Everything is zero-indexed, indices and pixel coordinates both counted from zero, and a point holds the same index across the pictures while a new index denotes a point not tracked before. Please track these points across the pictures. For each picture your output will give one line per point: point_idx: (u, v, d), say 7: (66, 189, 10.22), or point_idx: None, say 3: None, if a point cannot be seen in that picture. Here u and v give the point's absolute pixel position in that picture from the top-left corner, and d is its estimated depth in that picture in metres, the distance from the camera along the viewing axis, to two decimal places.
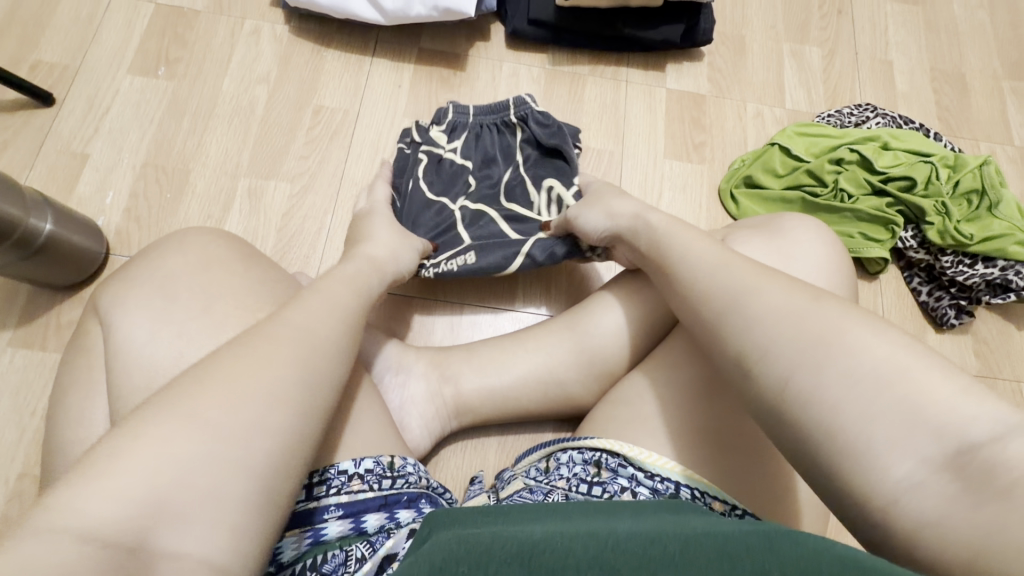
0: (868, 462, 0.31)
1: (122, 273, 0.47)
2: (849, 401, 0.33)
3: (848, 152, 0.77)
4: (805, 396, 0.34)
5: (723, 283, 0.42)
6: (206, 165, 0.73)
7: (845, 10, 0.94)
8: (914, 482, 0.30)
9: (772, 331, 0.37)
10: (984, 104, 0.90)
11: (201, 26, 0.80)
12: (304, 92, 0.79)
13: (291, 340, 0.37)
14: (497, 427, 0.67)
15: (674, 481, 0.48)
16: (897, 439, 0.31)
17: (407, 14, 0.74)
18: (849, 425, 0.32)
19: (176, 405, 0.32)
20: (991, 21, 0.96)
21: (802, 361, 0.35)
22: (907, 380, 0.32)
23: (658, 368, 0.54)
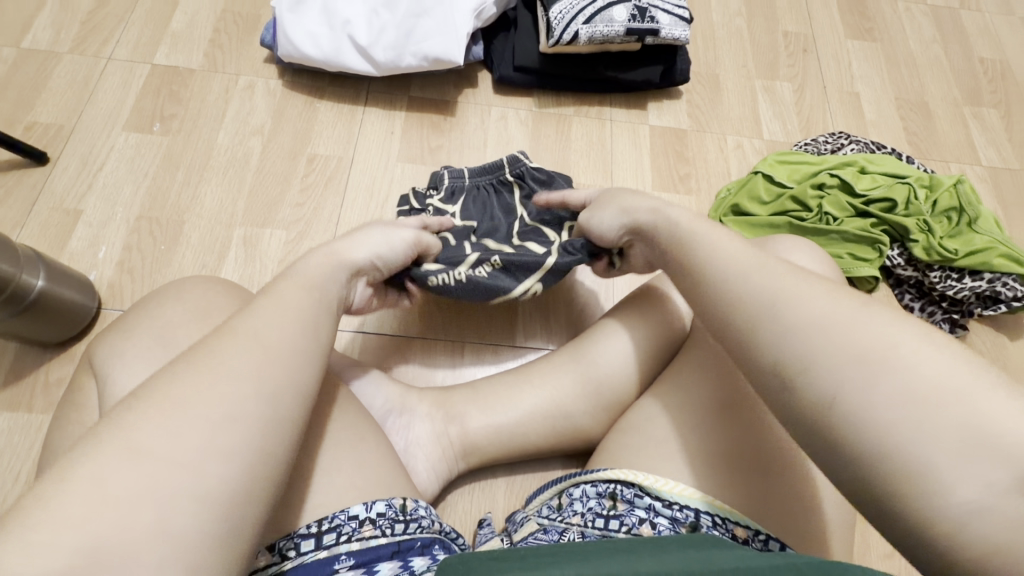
0: (929, 482, 0.30)
1: (119, 323, 0.46)
2: (902, 422, 0.31)
3: (830, 177, 0.80)
4: (856, 415, 0.32)
5: (751, 284, 0.39)
6: (201, 216, 0.74)
7: (810, 49, 1.00)
8: (980, 507, 0.29)
9: (815, 344, 0.35)
10: (949, 128, 0.95)
11: (196, 83, 0.82)
12: (299, 142, 0.80)
13: (232, 358, 0.34)
14: (505, 467, 0.64)
15: (693, 508, 0.46)
16: (961, 462, 0.30)
17: (399, 64, 0.76)
18: (910, 447, 0.31)
19: (111, 442, 0.30)
20: (945, 54, 1.03)
21: (853, 378, 0.33)
22: (964, 397, 0.31)
23: (668, 392, 0.53)
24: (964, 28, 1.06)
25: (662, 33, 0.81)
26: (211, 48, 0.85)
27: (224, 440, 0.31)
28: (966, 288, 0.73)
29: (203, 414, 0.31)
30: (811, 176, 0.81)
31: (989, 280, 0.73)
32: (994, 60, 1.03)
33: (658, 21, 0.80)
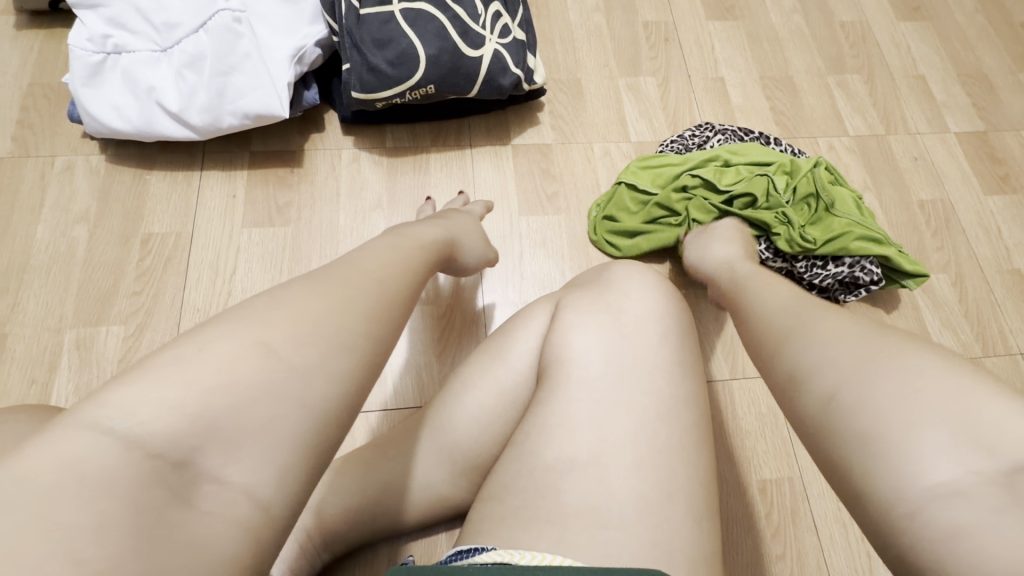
0: (885, 424, 0.32)
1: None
2: (879, 403, 0.33)
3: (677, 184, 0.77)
4: (875, 433, 0.32)
5: (808, 333, 0.39)
6: (24, 325, 0.67)
7: (672, 38, 0.97)
8: (955, 491, 0.29)
9: (847, 364, 0.35)
10: (815, 102, 0.94)
11: (5, 173, 0.75)
12: (130, 222, 0.74)
13: (363, 286, 0.38)
14: (384, 544, 0.62)
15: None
16: (938, 438, 0.31)
17: (219, 126, 0.70)
18: (888, 424, 0.32)
19: (241, 324, 0.32)
20: (806, 22, 1.02)
21: (890, 396, 0.33)
22: (959, 395, 0.31)
23: (517, 454, 0.53)
24: None
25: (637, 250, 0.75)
26: (21, 129, 0.77)
27: (253, 425, 0.29)
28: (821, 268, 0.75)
29: (326, 333, 0.33)
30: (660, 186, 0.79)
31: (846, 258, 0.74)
32: (855, 23, 1.03)
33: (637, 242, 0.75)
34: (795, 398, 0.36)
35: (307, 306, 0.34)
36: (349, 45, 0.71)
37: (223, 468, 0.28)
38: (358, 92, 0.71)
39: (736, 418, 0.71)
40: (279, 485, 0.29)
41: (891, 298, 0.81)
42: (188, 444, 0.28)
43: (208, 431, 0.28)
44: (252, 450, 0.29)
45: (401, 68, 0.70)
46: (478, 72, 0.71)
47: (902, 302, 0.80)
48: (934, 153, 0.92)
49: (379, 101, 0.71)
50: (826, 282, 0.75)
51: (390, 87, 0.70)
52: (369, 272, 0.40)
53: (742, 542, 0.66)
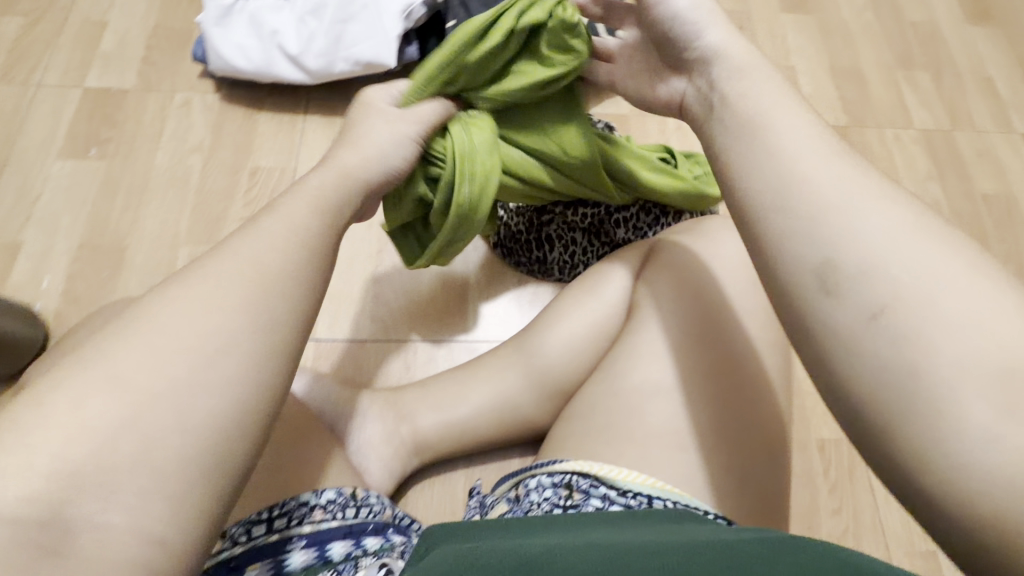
0: (933, 363, 0.28)
1: (58, 356, 0.49)
2: (927, 333, 0.28)
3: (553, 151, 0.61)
4: (921, 370, 0.28)
5: (831, 215, 0.32)
6: (144, 239, 0.73)
7: (746, 25, 1.01)
8: (1002, 441, 0.26)
9: (902, 280, 0.29)
10: (883, 94, 0.97)
11: (131, 104, 0.81)
12: (240, 156, 0.80)
13: (223, 278, 0.34)
14: (463, 459, 0.68)
15: (647, 494, 0.49)
16: (990, 382, 0.27)
17: (332, 71, 0.76)
18: (938, 362, 0.27)
19: (108, 360, 0.30)
20: (877, 20, 1.05)
21: (940, 327, 0.28)
22: (1014, 329, 0.27)
23: (604, 377, 0.57)
24: None
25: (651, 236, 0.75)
26: (145, 67, 0.84)
27: (123, 470, 0.28)
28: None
29: (175, 352, 0.31)
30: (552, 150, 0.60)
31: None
32: (925, 23, 1.05)
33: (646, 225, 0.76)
34: (823, 308, 0.31)
35: (172, 324, 0.32)
36: (460, 7, 0.77)
37: (97, 513, 0.27)
38: None
39: (797, 380, 0.74)
40: (166, 515, 0.28)
41: None
42: (62, 494, 0.27)
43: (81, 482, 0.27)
44: (127, 489, 0.28)
45: None
46: None
47: None
48: (998, 151, 0.94)
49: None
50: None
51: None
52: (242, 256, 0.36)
53: (799, 494, 0.69)
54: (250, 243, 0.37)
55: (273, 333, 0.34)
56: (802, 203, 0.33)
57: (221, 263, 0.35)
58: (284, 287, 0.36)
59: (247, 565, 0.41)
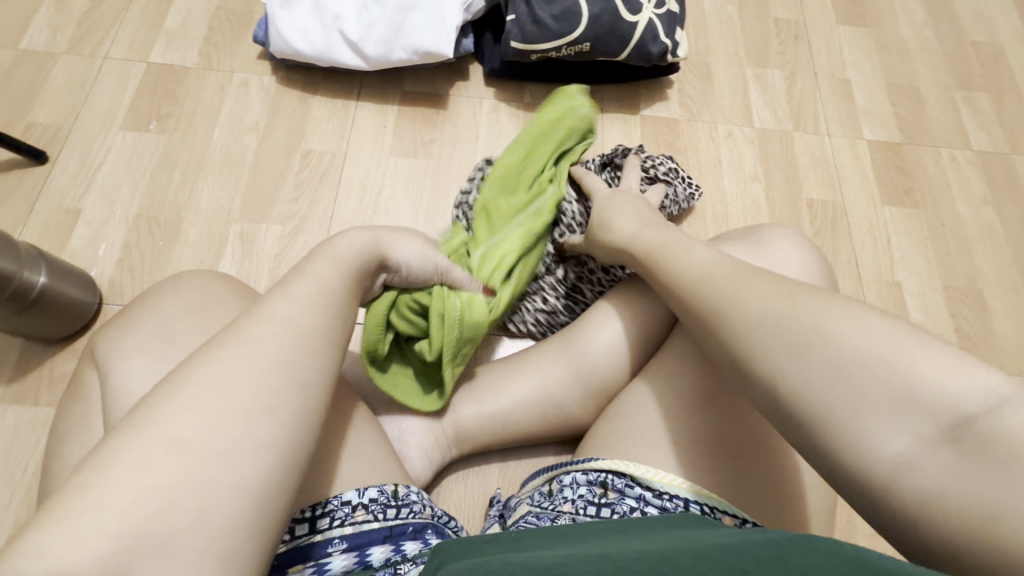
0: (838, 409, 0.34)
1: (123, 320, 0.50)
2: (813, 384, 0.35)
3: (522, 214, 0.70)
4: (831, 417, 0.34)
5: (751, 300, 0.40)
6: (198, 214, 0.75)
7: (802, 36, 0.99)
8: (910, 457, 0.31)
9: (791, 349, 0.36)
10: (940, 113, 0.95)
11: (191, 82, 0.83)
12: (293, 138, 0.81)
13: (275, 337, 0.37)
14: (498, 452, 0.68)
15: (683, 498, 0.49)
16: (883, 411, 0.32)
17: (389, 59, 0.78)
18: (837, 407, 0.34)
19: (157, 427, 0.31)
20: (938, 37, 1.02)
21: (825, 377, 0.34)
22: (890, 356, 0.33)
23: (648, 379, 0.56)
24: (956, 10, 1.05)
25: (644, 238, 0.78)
26: (207, 46, 0.86)
27: (178, 530, 0.29)
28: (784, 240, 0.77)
29: (225, 408, 0.33)
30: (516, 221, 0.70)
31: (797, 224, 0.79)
32: (986, 44, 1.03)
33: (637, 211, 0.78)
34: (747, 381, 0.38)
35: (221, 383, 0.33)
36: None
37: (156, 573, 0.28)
38: (518, 42, 0.78)
39: None
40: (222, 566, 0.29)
41: (1005, 311, 0.81)
42: (121, 558, 0.27)
43: (137, 544, 0.28)
44: (186, 547, 0.29)
45: (563, 23, 0.77)
46: (631, 36, 0.78)
47: (1015, 314, 0.81)
48: None
49: (536, 51, 0.78)
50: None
51: (550, 41, 0.77)
52: (283, 316, 0.38)
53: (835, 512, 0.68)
54: (293, 286, 0.41)
55: (314, 380, 0.37)
56: (720, 293, 0.42)
57: (277, 303, 0.39)
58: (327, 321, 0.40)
59: (287, 567, 0.40)
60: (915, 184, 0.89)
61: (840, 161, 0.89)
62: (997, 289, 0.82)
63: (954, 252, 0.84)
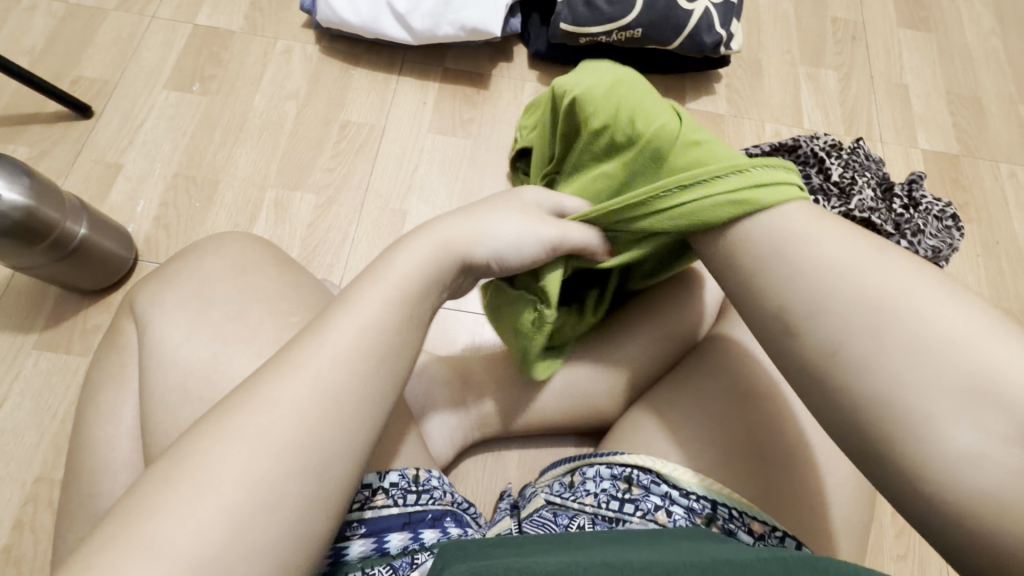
0: (911, 411, 0.31)
1: (163, 275, 0.50)
2: (898, 365, 0.32)
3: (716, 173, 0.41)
4: (893, 399, 0.32)
5: (782, 266, 0.38)
6: (235, 177, 0.75)
7: (860, 37, 0.95)
8: (976, 452, 0.29)
9: (858, 323, 0.34)
10: (1002, 127, 0.90)
11: (236, 45, 0.83)
12: (332, 108, 0.80)
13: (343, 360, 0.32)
14: (518, 440, 0.67)
15: (710, 500, 0.48)
16: (957, 408, 0.30)
17: (436, 34, 0.77)
18: (899, 395, 0.32)
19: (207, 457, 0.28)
20: (1004, 47, 0.97)
21: (892, 360, 0.32)
22: (973, 347, 0.31)
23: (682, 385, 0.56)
24: None
25: None
26: (253, 11, 0.86)
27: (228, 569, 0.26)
28: (815, 189, 0.77)
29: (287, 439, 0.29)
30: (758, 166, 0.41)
31: (825, 148, 0.79)
32: None
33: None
34: (795, 341, 0.36)
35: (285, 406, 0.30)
36: None
37: None
38: (569, 24, 0.76)
39: None
40: None
41: None
42: None
43: None
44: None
45: (617, 6, 0.75)
46: (685, 25, 0.75)
47: None
48: None
49: (586, 35, 0.76)
50: (904, 241, 0.70)
51: (601, 24, 0.75)
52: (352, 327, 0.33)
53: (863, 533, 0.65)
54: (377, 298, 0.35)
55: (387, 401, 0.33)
56: (781, 251, 0.38)
57: (313, 355, 0.32)
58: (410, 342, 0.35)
59: None
60: (971, 199, 0.85)
61: (892, 169, 0.86)
62: None
63: (1007, 271, 0.80)
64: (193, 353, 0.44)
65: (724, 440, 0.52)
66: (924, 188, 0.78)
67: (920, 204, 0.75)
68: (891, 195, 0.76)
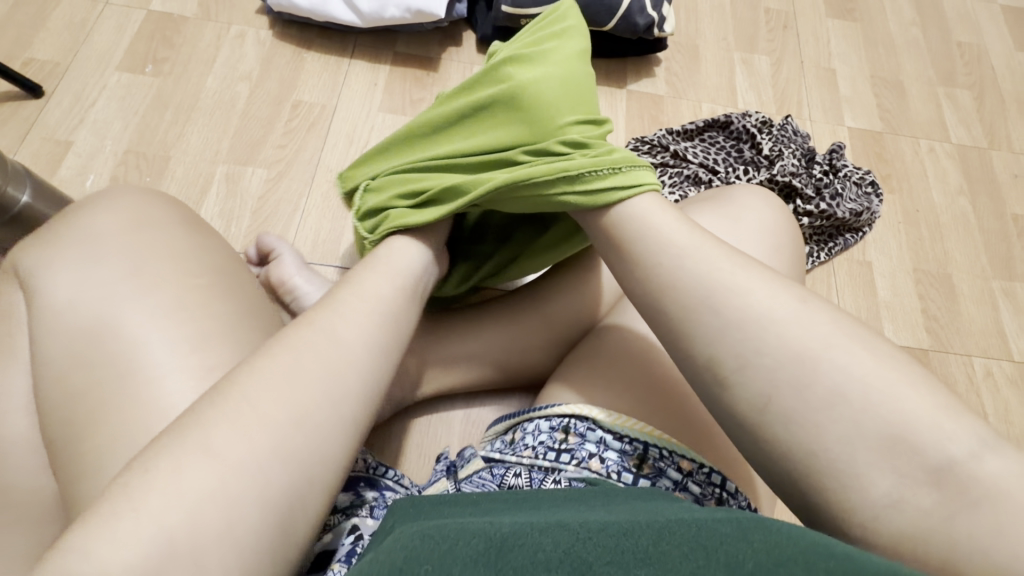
0: (841, 467, 0.36)
1: (49, 232, 0.48)
2: (824, 422, 0.37)
3: (574, 167, 0.49)
4: (817, 450, 0.37)
5: (715, 322, 0.41)
6: (186, 153, 0.76)
7: (790, 25, 1.02)
8: (892, 499, 0.35)
9: (787, 378, 0.38)
10: (921, 107, 0.97)
11: (190, 30, 0.85)
12: (284, 89, 0.83)
13: (317, 357, 0.39)
14: (462, 399, 0.70)
15: (642, 441, 0.50)
16: (876, 461, 0.36)
17: (382, 15, 0.83)
18: (829, 449, 0.36)
19: (194, 437, 0.34)
20: (924, 35, 1.05)
21: (821, 416, 0.37)
22: (887, 396, 0.36)
23: (607, 344, 0.59)
24: (944, 11, 1.08)
25: (688, 156, 0.81)
26: None
27: (210, 537, 0.31)
28: (746, 161, 0.82)
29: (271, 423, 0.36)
30: (612, 169, 0.48)
31: (756, 125, 0.84)
32: (971, 44, 1.04)
33: (656, 138, 0.83)
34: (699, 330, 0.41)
35: (267, 391, 0.37)
36: None
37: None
38: (509, 6, 0.83)
39: None
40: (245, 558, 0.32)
41: (975, 299, 0.82)
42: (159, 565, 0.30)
43: (171, 552, 0.30)
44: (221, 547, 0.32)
45: None
46: (618, 7, 0.83)
47: (983, 301, 0.82)
48: None
49: (526, 15, 0.82)
50: (823, 205, 0.77)
51: (539, 6, 0.83)
52: (328, 330, 0.41)
53: None
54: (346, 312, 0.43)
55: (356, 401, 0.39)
56: (708, 299, 0.41)
57: (346, 341, 0.41)
58: (383, 354, 0.42)
59: None
60: (893, 171, 0.90)
61: (821, 145, 0.91)
62: (967, 276, 0.83)
63: (927, 238, 0.86)
64: (83, 312, 0.43)
65: (639, 391, 0.54)
66: (845, 158, 0.84)
67: (839, 170, 0.81)
68: (812, 164, 0.81)
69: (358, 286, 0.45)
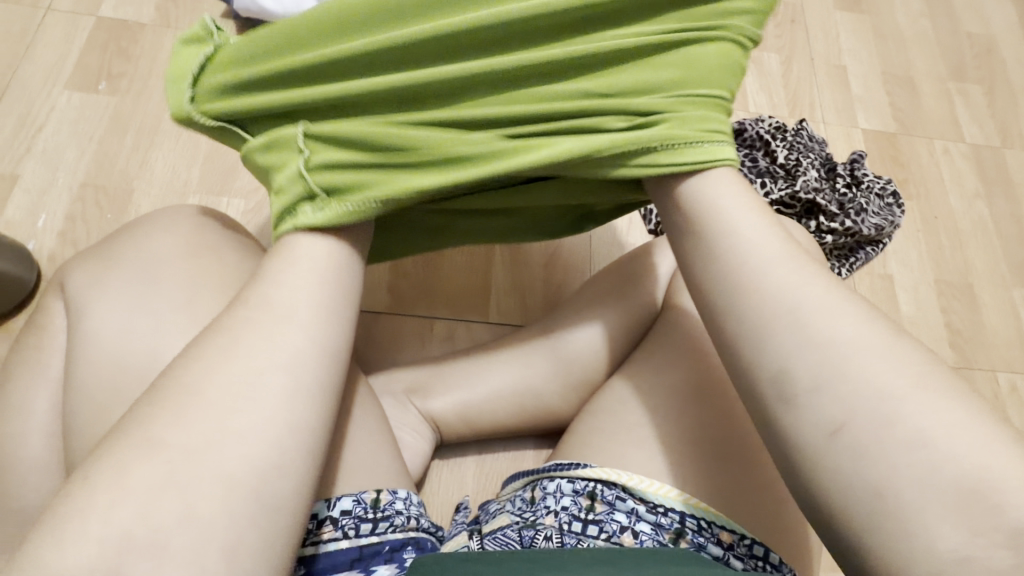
0: (907, 512, 0.30)
1: (100, 251, 0.47)
2: (898, 454, 0.30)
3: (669, 134, 0.37)
4: (885, 488, 0.30)
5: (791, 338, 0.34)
6: (151, 183, 0.68)
7: (798, 20, 0.96)
8: (962, 556, 0.29)
9: (872, 397, 0.32)
10: (934, 104, 0.93)
11: (147, 39, 0.76)
12: None
13: (261, 322, 0.34)
14: (475, 447, 0.65)
15: (679, 512, 0.44)
16: (950, 509, 0.29)
17: None
18: (900, 486, 0.30)
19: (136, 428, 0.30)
20: (933, 27, 1.00)
21: (900, 444, 0.31)
22: (976, 444, 0.30)
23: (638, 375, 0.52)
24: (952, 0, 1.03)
25: None
26: (165, 2, 0.79)
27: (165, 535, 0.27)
28: (762, 171, 0.76)
29: (214, 398, 0.31)
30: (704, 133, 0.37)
31: (771, 132, 0.79)
32: (982, 35, 1.00)
33: None
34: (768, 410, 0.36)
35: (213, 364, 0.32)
36: None
37: None
38: None
39: None
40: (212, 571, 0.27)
41: (996, 308, 0.79)
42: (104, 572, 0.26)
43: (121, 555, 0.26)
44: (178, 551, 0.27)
45: None
46: None
47: (1004, 310, 0.79)
48: None
49: None
50: (848, 222, 0.73)
51: None
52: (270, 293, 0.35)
53: None
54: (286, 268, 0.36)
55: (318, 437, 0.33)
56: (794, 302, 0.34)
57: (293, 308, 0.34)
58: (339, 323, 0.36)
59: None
60: (909, 175, 0.87)
61: (835, 150, 0.87)
62: (988, 285, 0.81)
63: (946, 246, 0.82)
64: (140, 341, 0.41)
65: (684, 421, 0.48)
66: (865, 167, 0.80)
67: (862, 182, 0.77)
68: (834, 175, 0.77)
69: (293, 255, 0.37)
